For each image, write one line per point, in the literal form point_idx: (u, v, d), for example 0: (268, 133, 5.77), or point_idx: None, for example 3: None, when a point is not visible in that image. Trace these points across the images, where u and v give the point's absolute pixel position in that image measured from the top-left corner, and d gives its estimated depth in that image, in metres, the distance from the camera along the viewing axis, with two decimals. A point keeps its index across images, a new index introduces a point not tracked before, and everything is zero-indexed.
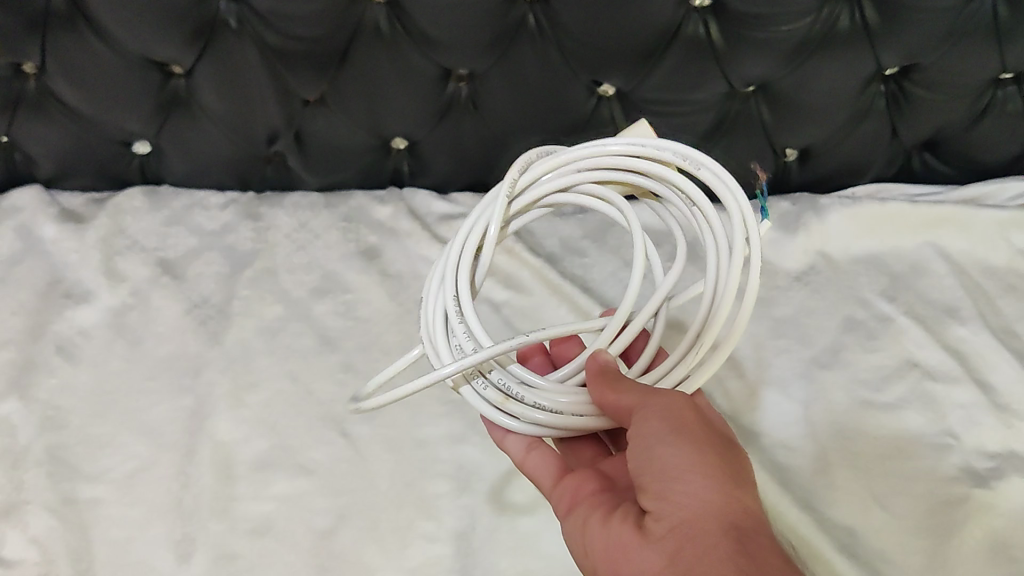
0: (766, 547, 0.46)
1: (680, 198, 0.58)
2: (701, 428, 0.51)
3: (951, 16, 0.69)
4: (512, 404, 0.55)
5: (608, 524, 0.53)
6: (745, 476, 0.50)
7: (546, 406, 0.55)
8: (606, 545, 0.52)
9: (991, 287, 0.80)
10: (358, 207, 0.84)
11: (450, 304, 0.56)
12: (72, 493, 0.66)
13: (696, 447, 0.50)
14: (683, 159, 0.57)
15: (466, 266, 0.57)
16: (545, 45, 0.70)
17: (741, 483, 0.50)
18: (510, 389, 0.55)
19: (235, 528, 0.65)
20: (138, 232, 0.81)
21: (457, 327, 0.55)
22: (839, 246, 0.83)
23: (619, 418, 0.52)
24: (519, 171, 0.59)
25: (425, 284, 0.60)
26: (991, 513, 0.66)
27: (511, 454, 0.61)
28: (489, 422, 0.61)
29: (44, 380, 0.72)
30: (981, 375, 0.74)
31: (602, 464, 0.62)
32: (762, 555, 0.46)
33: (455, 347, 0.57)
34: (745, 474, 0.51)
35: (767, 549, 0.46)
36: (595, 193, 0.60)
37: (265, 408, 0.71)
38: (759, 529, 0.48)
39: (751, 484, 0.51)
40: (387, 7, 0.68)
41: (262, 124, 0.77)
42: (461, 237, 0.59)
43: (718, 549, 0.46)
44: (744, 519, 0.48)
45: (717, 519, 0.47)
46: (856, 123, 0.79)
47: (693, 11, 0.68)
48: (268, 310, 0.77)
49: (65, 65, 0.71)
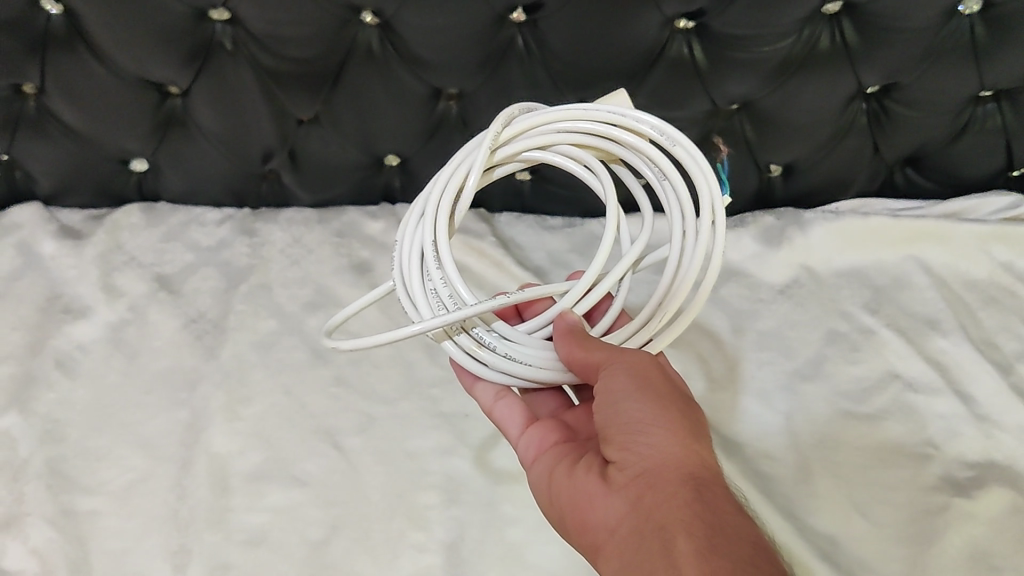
0: (726, 497, 0.49)
1: (652, 170, 0.60)
2: (664, 383, 0.53)
3: (930, 37, 0.71)
4: (485, 353, 0.57)
5: (573, 474, 0.56)
6: (702, 429, 0.53)
7: (517, 358, 0.57)
8: (572, 493, 0.55)
9: (973, 299, 0.82)
10: (351, 222, 0.86)
11: (427, 244, 0.57)
12: (70, 505, 0.68)
13: (660, 402, 0.52)
14: (661, 134, 0.59)
15: (444, 208, 0.57)
16: (533, 65, 0.72)
17: (701, 439, 0.52)
18: (485, 339, 0.57)
19: (230, 539, 0.67)
20: (135, 248, 0.83)
21: (434, 273, 0.56)
22: (823, 260, 0.85)
23: (586, 375, 0.54)
24: (503, 124, 0.58)
25: (403, 221, 0.60)
26: (970, 521, 0.68)
27: (479, 400, 0.64)
28: (460, 368, 0.64)
29: (43, 395, 0.73)
30: (961, 387, 0.76)
31: (563, 417, 0.65)
32: (719, 502, 0.48)
33: (431, 292, 0.58)
34: (702, 426, 0.54)
35: (726, 499, 0.49)
36: (571, 155, 0.61)
37: (259, 421, 0.73)
38: (718, 480, 0.50)
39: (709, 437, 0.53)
40: (379, 29, 0.69)
41: (257, 143, 0.78)
42: (442, 180, 0.59)
43: (679, 499, 0.49)
44: (705, 472, 0.50)
45: (678, 471, 0.50)
46: (838, 140, 0.80)
47: (677, 33, 0.70)
48: (262, 324, 0.79)
49: (64, 85, 0.72)
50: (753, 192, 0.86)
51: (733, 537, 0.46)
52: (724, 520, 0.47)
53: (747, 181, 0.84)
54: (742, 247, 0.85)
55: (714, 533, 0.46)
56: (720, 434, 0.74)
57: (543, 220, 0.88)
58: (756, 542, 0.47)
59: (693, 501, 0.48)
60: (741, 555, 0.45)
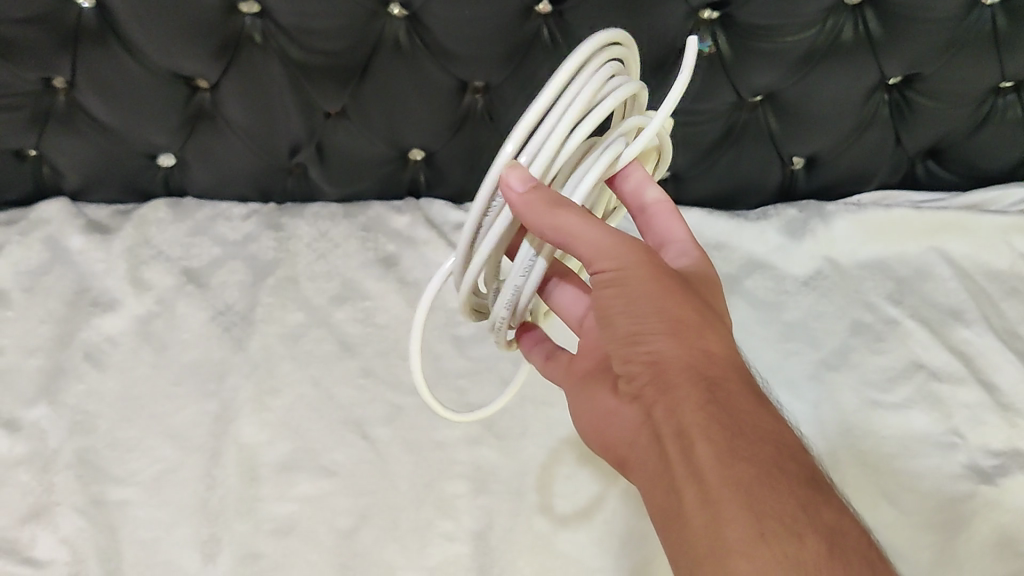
0: (741, 394, 0.45)
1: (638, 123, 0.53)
2: (664, 272, 0.49)
3: (952, 28, 0.72)
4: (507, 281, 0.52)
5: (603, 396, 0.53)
6: (713, 318, 0.49)
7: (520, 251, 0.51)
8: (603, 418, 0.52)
9: (995, 290, 0.82)
10: (376, 216, 0.86)
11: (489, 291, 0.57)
12: (100, 495, 0.68)
13: (662, 298, 0.48)
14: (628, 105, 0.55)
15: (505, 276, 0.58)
16: (559, 57, 0.72)
17: (709, 326, 0.48)
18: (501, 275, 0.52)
19: (260, 527, 0.67)
20: (163, 242, 0.83)
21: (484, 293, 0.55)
22: (845, 251, 0.85)
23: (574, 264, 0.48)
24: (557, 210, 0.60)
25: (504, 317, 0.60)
26: (996, 509, 0.68)
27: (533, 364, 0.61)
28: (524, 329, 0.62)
29: (73, 387, 0.74)
30: (985, 376, 0.76)
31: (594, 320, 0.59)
32: (735, 401, 0.45)
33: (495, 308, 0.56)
34: (711, 312, 0.49)
35: (740, 395, 0.45)
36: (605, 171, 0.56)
37: (288, 412, 0.73)
38: (732, 374, 0.47)
39: (722, 324, 0.49)
40: (407, 22, 0.70)
41: (285, 136, 0.79)
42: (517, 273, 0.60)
43: (692, 397, 0.45)
44: (716, 367, 0.46)
45: (689, 369, 0.46)
46: (860, 132, 0.81)
47: (701, 24, 0.71)
48: (290, 317, 0.79)
49: (95, 79, 0.73)
50: (774, 184, 0.86)
51: (753, 433, 0.43)
52: (744, 418, 0.44)
53: (769, 173, 0.85)
54: (766, 239, 0.85)
55: (731, 430, 0.43)
56: None
57: None
58: (777, 442, 0.43)
59: (708, 399, 0.45)
60: (761, 453, 0.42)
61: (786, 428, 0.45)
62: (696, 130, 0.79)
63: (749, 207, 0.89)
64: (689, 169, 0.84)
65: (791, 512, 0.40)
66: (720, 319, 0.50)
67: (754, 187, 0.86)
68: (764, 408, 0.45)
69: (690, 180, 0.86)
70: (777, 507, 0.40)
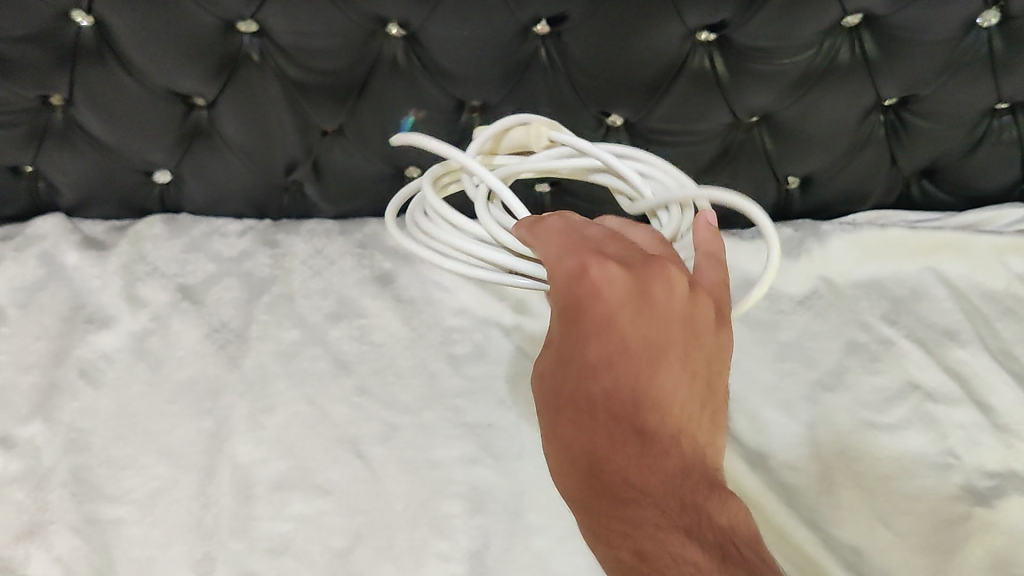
0: (605, 516, 0.48)
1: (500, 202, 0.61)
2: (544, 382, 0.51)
3: (947, 50, 0.72)
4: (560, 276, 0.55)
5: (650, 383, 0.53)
6: (573, 412, 0.49)
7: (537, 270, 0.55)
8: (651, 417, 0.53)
9: (990, 310, 0.83)
10: (373, 233, 0.86)
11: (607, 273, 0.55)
12: (95, 513, 0.68)
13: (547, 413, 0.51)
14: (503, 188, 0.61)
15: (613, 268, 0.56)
16: (556, 78, 0.73)
17: (569, 430, 0.49)
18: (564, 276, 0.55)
19: (254, 546, 0.67)
20: (158, 258, 0.83)
21: None
22: (841, 270, 0.85)
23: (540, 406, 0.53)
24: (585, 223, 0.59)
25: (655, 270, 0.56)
26: (991, 530, 0.68)
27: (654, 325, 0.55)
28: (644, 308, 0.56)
29: (67, 404, 0.73)
30: (981, 397, 0.76)
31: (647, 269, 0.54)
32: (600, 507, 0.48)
33: None
34: (575, 398, 0.49)
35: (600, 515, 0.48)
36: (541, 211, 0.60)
37: (283, 430, 0.73)
38: (592, 488, 0.48)
39: (578, 404, 0.48)
40: (405, 41, 0.70)
41: (281, 154, 0.79)
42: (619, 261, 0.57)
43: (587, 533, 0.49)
44: (580, 491, 0.49)
45: (574, 505, 0.49)
46: (856, 153, 0.81)
47: (698, 45, 0.71)
48: (285, 334, 0.79)
49: (92, 97, 0.73)
50: (770, 204, 0.87)
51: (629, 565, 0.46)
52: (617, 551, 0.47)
53: (765, 193, 0.85)
54: (761, 259, 0.85)
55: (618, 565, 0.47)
56: (741, 442, 0.74)
57: None
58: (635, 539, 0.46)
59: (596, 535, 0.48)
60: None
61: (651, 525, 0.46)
62: (692, 149, 0.79)
63: (745, 226, 0.89)
64: None
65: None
66: (594, 385, 0.48)
67: (749, 206, 0.87)
68: (629, 516, 0.47)
69: None
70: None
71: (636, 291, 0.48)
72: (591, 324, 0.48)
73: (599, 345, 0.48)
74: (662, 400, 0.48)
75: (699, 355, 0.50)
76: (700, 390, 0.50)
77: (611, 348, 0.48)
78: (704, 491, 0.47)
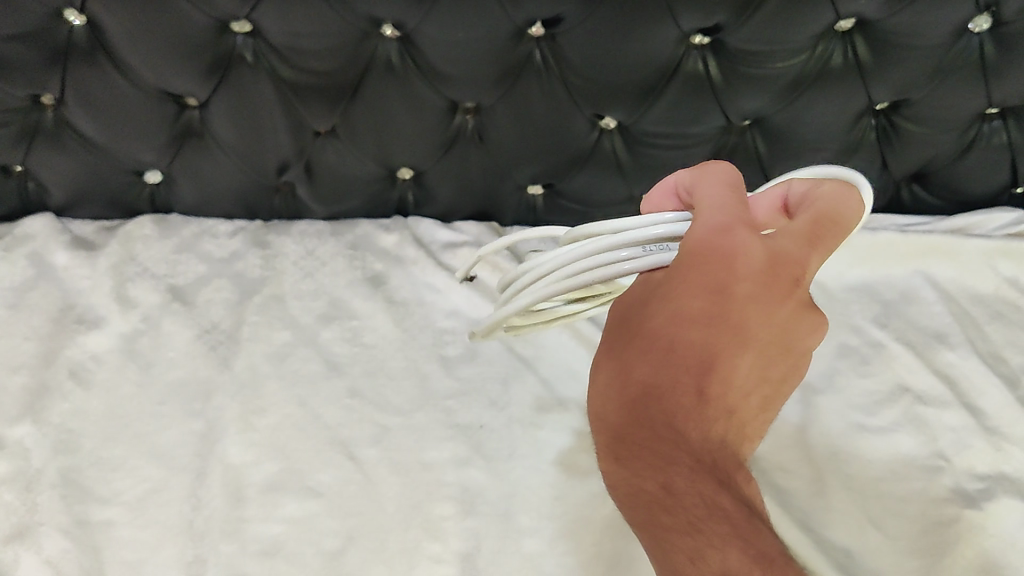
0: (641, 449, 0.44)
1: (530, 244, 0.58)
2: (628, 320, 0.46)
3: (938, 55, 0.72)
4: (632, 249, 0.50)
5: None
6: (649, 345, 0.45)
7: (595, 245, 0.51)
8: None
9: (979, 313, 0.83)
10: (364, 234, 0.87)
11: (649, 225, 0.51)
12: (85, 516, 0.67)
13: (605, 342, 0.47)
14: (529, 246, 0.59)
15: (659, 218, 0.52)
16: (551, 80, 0.73)
17: (639, 357, 0.45)
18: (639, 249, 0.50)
19: (245, 549, 0.66)
20: (149, 259, 0.82)
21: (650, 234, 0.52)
22: (830, 273, 0.86)
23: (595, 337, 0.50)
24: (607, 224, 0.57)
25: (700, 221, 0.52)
26: (981, 533, 0.68)
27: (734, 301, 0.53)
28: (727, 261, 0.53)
29: (57, 405, 0.73)
30: (970, 400, 0.77)
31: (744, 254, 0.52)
32: (640, 433, 0.44)
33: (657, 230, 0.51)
34: (655, 335, 0.45)
35: (635, 449, 0.44)
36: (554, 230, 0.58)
37: (274, 432, 0.73)
38: (633, 417, 0.44)
39: (660, 339, 0.45)
40: (399, 42, 0.70)
41: (273, 155, 0.79)
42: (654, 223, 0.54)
43: (606, 461, 0.46)
44: (620, 412, 0.45)
45: (605, 432, 0.46)
46: (847, 157, 0.81)
47: (692, 49, 0.71)
48: (276, 335, 0.79)
49: (84, 97, 0.73)
50: None
51: (649, 501, 0.44)
52: (641, 487, 0.44)
53: None
54: None
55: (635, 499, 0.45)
56: None
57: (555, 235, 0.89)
58: (665, 480, 0.44)
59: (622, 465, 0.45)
60: (657, 524, 0.44)
61: (687, 475, 0.43)
62: (685, 152, 0.79)
63: None
64: None
65: (678, 542, 0.43)
66: (680, 327, 0.44)
67: None
68: (663, 455, 0.44)
69: None
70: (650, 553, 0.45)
71: (771, 268, 0.46)
72: (709, 277, 0.45)
73: (701, 299, 0.45)
74: (741, 381, 0.45)
75: (777, 363, 0.47)
76: (765, 392, 0.47)
77: (718, 307, 0.45)
78: (738, 472, 0.46)
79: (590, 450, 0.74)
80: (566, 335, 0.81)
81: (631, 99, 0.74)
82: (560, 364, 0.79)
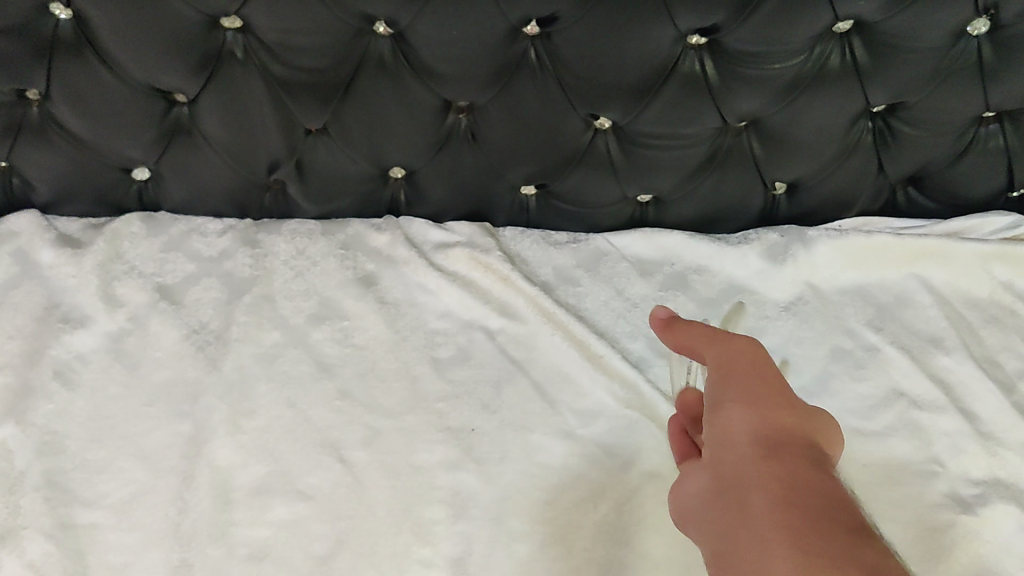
0: (817, 484, 0.46)
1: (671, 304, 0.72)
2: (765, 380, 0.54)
3: (936, 58, 0.72)
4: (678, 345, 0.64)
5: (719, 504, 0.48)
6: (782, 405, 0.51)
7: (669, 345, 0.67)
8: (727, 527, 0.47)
9: (975, 317, 0.83)
10: (355, 234, 0.85)
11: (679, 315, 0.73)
12: (69, 519, 0.66)
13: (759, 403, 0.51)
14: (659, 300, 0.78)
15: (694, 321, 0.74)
16: (545, 79, 0.72)
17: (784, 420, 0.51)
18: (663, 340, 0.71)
19: (233, 553, 0.66)
20: (136, 258, 0.81)
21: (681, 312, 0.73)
22: (825, 277, 0.85)
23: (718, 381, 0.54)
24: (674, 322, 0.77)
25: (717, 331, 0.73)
26: (975, 539, 0.68)
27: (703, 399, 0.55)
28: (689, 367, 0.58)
29: (41, 406, 0.72)
30: (965, 405, 0.76)
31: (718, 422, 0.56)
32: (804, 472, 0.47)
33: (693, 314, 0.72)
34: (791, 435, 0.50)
35: (813, 473, 0.47)
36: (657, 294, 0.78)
37: (263, 434, 0.72)
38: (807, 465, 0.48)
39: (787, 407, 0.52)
40: (392, 40, 0.69)
41: (264, 152, 0.78)
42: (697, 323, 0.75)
43: (758, 472, 0.46)
44: (786, 445, 0.48)
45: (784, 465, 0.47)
46: (843, 159, 0.81)
47: (689, 49, 0.70)
48: (265, 336, 0.78)
49: (70, 92, 0.71)
50: (756, 209, 0.86)
51: (805, 491, 0.45)
52: (836, 537, 0.42)
53: (752, 199, 0.85)
54: (746, 263, 0.85)
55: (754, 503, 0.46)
56: None
57: (548, 234, 0.87)
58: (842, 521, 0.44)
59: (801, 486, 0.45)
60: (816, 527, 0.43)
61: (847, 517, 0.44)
62: (681, 154, 0.78)
63: (730, 230, 0.88)
64: (672, 193, 0.83)
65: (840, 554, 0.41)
66: (815, 433, 0.51)
67: (737, 212, 0.86)
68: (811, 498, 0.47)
69: (673, 203, 0.85)
70: (771, 541, 0.43)
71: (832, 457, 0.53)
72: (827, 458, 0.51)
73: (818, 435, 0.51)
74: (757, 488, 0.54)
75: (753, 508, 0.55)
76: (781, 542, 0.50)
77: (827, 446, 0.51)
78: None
79: (582, 455, 0.73)
80: (560, 339, 0.79)
81: (629, 98, 0.73)
82: (552, 367, 0.78)
